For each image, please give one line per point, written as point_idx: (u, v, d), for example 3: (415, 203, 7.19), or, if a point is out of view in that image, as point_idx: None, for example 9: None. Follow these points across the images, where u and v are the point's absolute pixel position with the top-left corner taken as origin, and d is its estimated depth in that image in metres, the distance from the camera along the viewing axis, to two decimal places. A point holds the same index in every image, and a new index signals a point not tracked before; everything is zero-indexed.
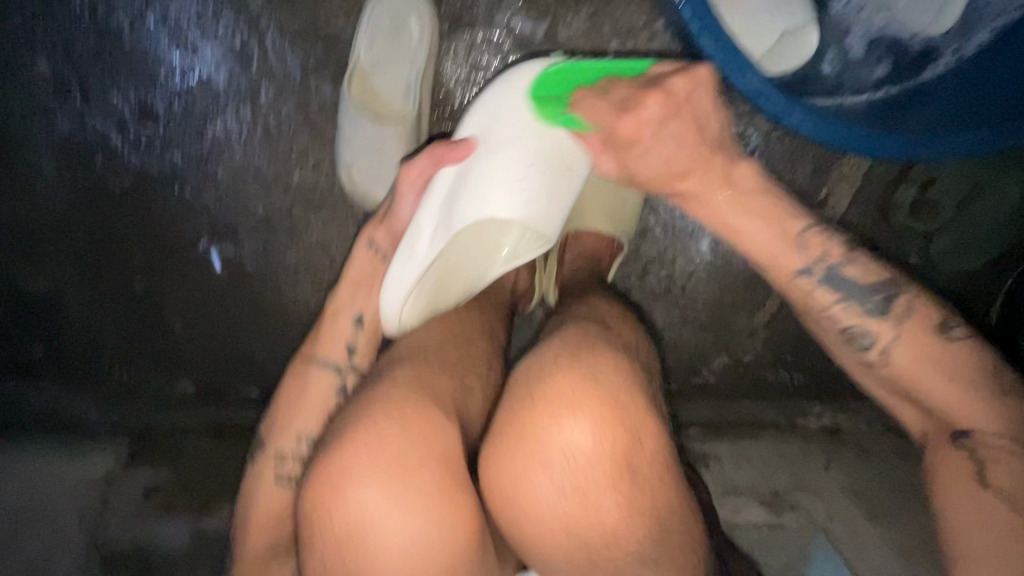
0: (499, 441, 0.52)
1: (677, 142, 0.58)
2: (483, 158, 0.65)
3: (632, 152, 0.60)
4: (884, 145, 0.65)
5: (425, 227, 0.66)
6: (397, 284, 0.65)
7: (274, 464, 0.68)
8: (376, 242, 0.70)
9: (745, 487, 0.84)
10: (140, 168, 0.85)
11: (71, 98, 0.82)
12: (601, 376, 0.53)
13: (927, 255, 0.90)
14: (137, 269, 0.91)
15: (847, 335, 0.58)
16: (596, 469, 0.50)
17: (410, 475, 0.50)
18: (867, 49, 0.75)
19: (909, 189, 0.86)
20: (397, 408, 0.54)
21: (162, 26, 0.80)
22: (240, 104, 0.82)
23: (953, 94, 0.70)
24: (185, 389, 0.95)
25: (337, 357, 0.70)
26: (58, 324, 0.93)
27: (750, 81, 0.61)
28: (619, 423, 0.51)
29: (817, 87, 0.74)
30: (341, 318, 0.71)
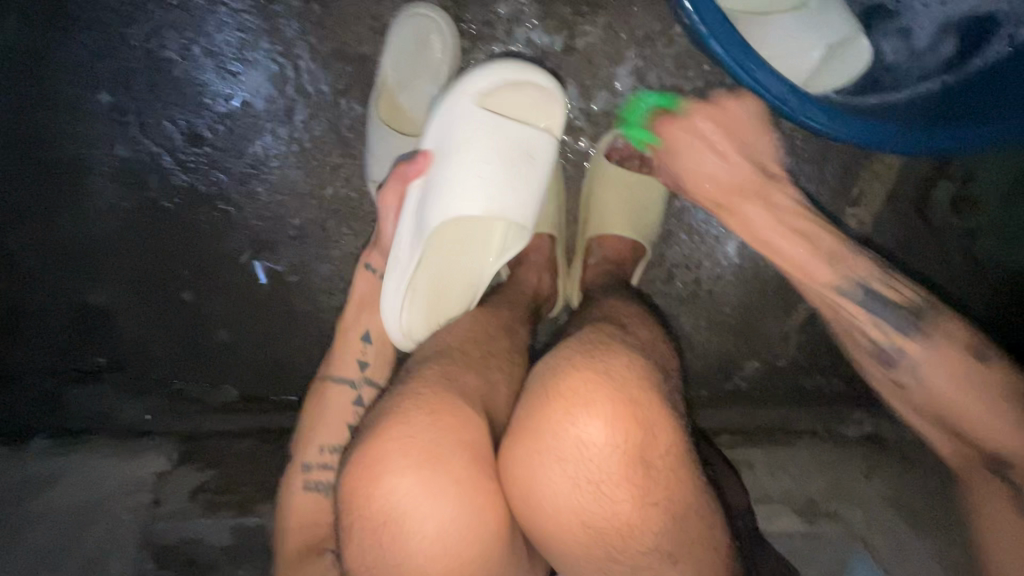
0: (517, 437, 0.52)
1: (728, 157, 0.68)
2: (450, 167, 0.67)
3: (679, 159, 0.70)
4: (945, 143, 0.64)
5: (411, 235, 0.68)
6: (395, 293, 0.68)
7: (301, 473, 0.73)
8: (372, 264, 0.75)
9: (780, 494, 0.81)
10: (189, 187, 0.92)
11: (128, 124, 0.89)
12: (614, 370, 0.53)
13: (970, 254, 0.86)
14: (185, 283, 0.97)
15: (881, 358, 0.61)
16: (611, 462, 0.51)
17: (441, 460, 0.52)
18: (933, 32, 0.74)
19: (949, 186, 0.83)
20: (422, 399, 0.56)
21: (208, 56, 0.86)
22: (278, 124, 0.88)
23: (984, 85, 0.68)
24: (229, 395, 1.02)
25: (352, 372, 0.76)
26: (116, 333, 1.00)
27: (761, 82, 0.61)
28: (631, 415, 0.52)
29: (893, 74, 0.74)
30: (352, 337, 0.76)
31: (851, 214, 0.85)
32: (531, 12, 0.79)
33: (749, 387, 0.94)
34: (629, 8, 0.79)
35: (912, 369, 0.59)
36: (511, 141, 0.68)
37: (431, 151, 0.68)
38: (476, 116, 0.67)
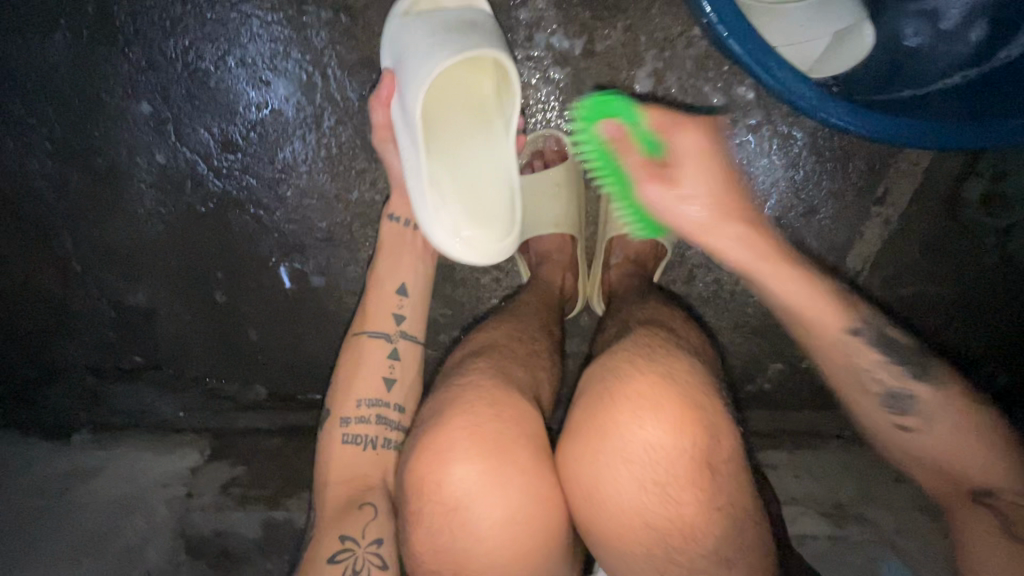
0: (583, 436, 0.54)
1: (719, 175, 0.62)
2: (404, 73, 0.68)
3: (687, 176, 0.61)
4: (976, 137, 0.63)
5: (408, 158, 0.70)
6: (423, 215, 0.69)
7: (340, 426, 0.74)
8: (398, 215, 0.79)
9: (804, 496, 0.80)
10: (222, 192, 0.96)
11: (167, 133, 0.94)
12: (679, 375, 0.55)
13: (1002, 252, 0.85)
14: (219, 284, 1.01)
15: (888, 402, 0.60)
16: (678, 465, 0.53)
17: (507, 449, 0.55)
18: (965, 14, 0.72)
19: (979, 183, 0.81)
20: (485, 392, 0.59)
21: (241, 66, 0.89)
22: (307, 131, 0.91)
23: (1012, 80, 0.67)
24: (257, 394, 1.05)
25: (388, 328, 0.78)
26: (153, 333, 1.05)
27: (782, 79, 0.61)
28: (697, 421, 0.54)
29: (918, 62, 0.73)
30: (387, 292, 0.79)
31: (876, 213, 0.84)
32: (551, 17, 0.79)
33: (773, 390, 0.93)
34: (650, 11, 0.79)
35: (922, 415, 0.59)
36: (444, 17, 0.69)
37: (391, 72, 0.72)
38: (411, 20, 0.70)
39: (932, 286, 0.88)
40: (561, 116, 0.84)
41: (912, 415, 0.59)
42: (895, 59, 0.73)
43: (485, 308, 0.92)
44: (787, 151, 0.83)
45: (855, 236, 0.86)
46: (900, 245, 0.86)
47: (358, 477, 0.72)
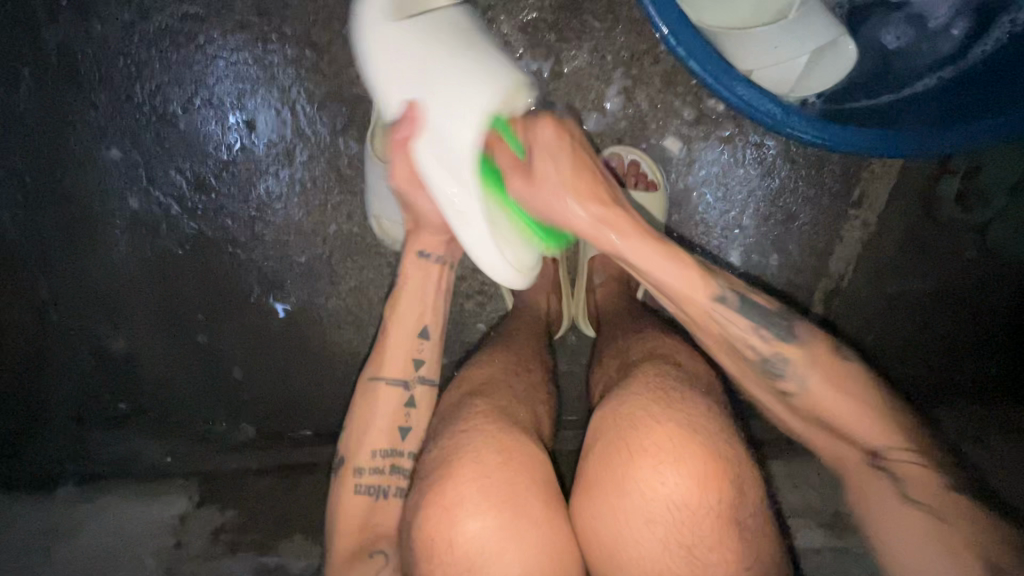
0: (601, 491, 0.53)
1: (571, 170, 0.61)
2: (442, 111, 0.61)
3: (541, 177, 0.61)
4: (939, 143, 0.65)
5: (458, 199, 0.62)
6: (486, 256, 0.64)
7: (353, 477, 0.68)
8: (427, 250, 0.71)
9: (804, 506, 0.79)
10: (198, 233, 0.95)
11: (138, 177, 0.93)
12: (700, 425, 0.54)
13: (982, 248, 0.85)
14: (201, 325, 1.00)
15: (764, 368, 0.59)
16: (704, 523, 0.52)
17: (523, 503, 0.53)
18: (951, 10, 0.72)
19: (954, 181, 0.82)
20: (493, 441, 0.57)
21: (209, 106, 0.89)
22: (280, 167, 0.90)
23: (981, 80, 0.68)
24: (245, 434, 1.03)
25: (404, 373, 0.70)
26: (135, 377, 1.03)
27: (743, 97, 0.64)
28: (722, 476, 0.52)
29: (906, 61, 0.73)
30: (409, 331, 0.71)
31: (853, 217, 0.84)
32: (517, 41, 0.80)
33: None
34: (615, 29, 0.79)
35: (796, 378, 0.58)
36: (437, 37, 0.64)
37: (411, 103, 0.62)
38: (407, 45, 0.64)
39: (916, 285, 0.87)
40: None
41: (789, 379, 0.58)
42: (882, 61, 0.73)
43: (471, 334, 0.92)
44: (762, 161, 0.83)
45: (835, 239, 0.86)
46: (880, 247, 0.86)
47: (361, 525, 0.67)
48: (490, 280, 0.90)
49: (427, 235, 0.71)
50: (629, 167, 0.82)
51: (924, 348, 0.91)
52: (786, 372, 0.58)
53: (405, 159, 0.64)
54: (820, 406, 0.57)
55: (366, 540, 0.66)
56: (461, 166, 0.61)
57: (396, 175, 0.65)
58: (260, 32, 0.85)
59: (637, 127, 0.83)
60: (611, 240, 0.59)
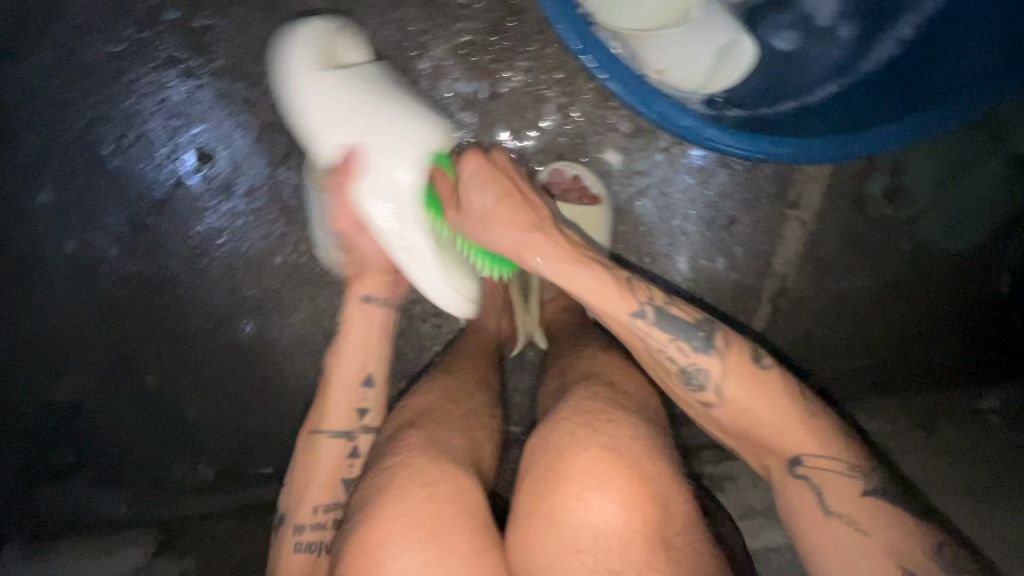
0: (530, 521, 0.54)
1: (499, 201, 0.66)
2: (381, 159, 0.67)
3: (476, 214, 0.66)
4: (864, 145, 0.66)
5: (408, 238, 0.68)
6: (437, 288, 0.70)
7: (295, 535, 0.69)
8: (372, 295, 0.72)
9: (764, 507, 0.79)
10: (139, 274, 0.92)
11: (72, 221, 0.90)
12: (623, 448, 0.55)
13: (915, 241, 0.88)
14: (150, 367, 0.96)
15: (686, 376, 0.62)
16: (631, 548, 0.53)
17: (449, 537, 0.54)
18: (833, 16, 0.79)
19: (881, 178, 0.85)
20: (422, 477, 0.57)
21: (141, 145, 0.87)
22: (220, 201, 0.88)
23: (885, 82, 0.74)
24: (204, 476, 1.00)
25: (345, 425, 0.71)
26: (81, 426, 0.98)
27: (662, 112, 0.66)
28: (646, 498, 0.54)
29: (799, 66, 0.78)
30: (352, 382, 0.72)
31: (792, 217, 0.87)
32: (451, 64, 0.80)
33: None
34: (546, 49, 0.80)
35: (713, 386, 0.61)
36: (358, 85, 0.69)
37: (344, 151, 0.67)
38: (330, 94, 0.68)
39: (857, 279, 0.90)
40: None
41: (707, 388, 0.62)
42: (778, 65, 0.78)
43: (427, 358, 0.91)
44: (702, 168, 0.85)
45: (776, 240, 0.88)
46: (819, 245, 0.88)
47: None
48: None
49: (372, 278, 0.73)
50: (571, 183, 0.83)
51: (868, 339, 0.93)
52: (703, 381, 0.62)
53: (346, 203, 0.69)
54: (741, 410, 0.61)
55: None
56: (408, 209, 0.67)
57: (339, 221, 0.70)
58: (190, 67, 0.84)
59: (576, 143, 0.84)
60: (535, 260, 0.64)
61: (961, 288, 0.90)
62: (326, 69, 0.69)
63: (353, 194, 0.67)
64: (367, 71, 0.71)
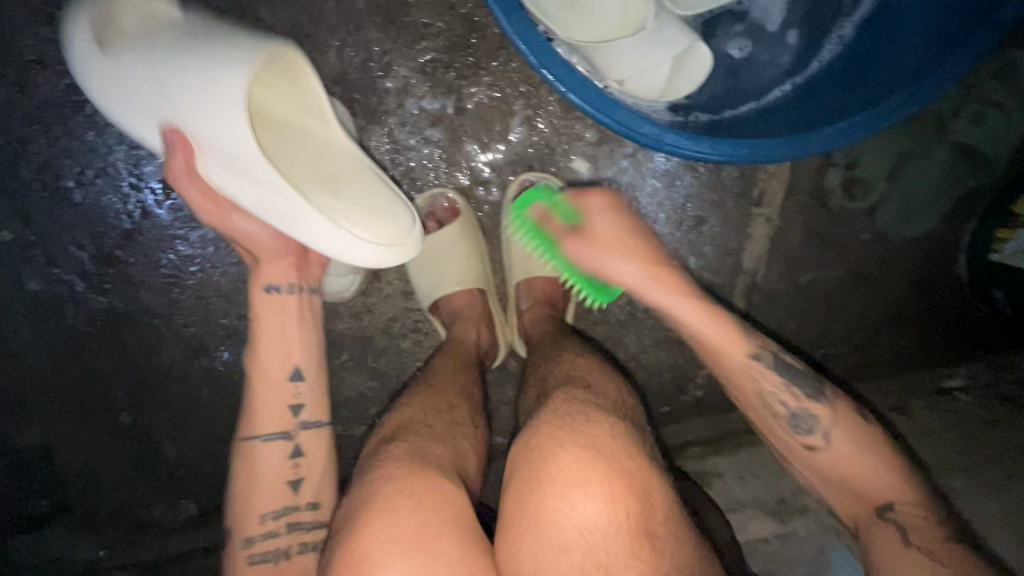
0: (517, 523, 0.54)
1: (618, 232, 0.70)
2: (201, 118, 0.55)
3: (586, 241, 0.70)
4: (822, 141, 0.68)
5: (276, 200, 0.58)
6: (325, 240, 0.59)
7: (244, 548, 0.68)
8: (276, 284, 0.68)
9: (751, 499, 0.81)
10: (109, 308, 0.90)
11: (34, 258, 0.87)
12: (603, 445, 0.56)
13: (874, 231, 0.91)
14: (125, 404, 0.94)
15: (792, 425, 0.65)
16: (618, 541, 0.53)
17: (432, 548, 0.53)
18: (783, 19, 0.80)
19: (838, 172, 0.88)
20: (404, 485, 0.57)
21: (105, 177, 0.85)
22: (190, 230, 0.87)
23: (833, 82, 0.77)
24: (186, 512, 0.97)
25: (284, 426, 0.69)
26: (52, 471, 0.95)
27: (622, 119, 0.67)
28: (628, 491, 0.54)
29: (753, 71, 0.81)
30: (277, 380, 0.69)
31: (757, 214, 0.90)
32: (416, 82, 0.81)
33: (706, 396, 0.95)
34: (509, 64, 0.81)
35: (823, 433, 0.64)
36: (154, 45, 0.58)
37: (171, 126, 0.59)
38: (128, 66, 0.58)
39: (823, 271, 0.93)
40: (451, 176, 0.86)
41: (815, 433, 0.64)
42: (732, 72, 0.81)
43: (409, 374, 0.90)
44: (668, 172, 0.87)
45: (744, 238, 0.91)
46: (786, 240, 0.91)
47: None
48: (422, 316, 0.89)
49: (273, 266, 0.68)
50: (541, 193, 0.85)
51: (838, 327, 0.96)
52: (811, 427, 0.64)
53: (202, 185, 0.62)
54: (846, 461, 0.63)
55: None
56: (255, 170, 0.57)
57: (206, 212, 0.63)
58: None
59: (545, 153, 0.86)
60: (644, 295, 0.68)
61: (921, 274, 0.94)
62: (118, 42, 0.60)
63: (201, 171, 0.60)
64: (170, 23, 0.61)
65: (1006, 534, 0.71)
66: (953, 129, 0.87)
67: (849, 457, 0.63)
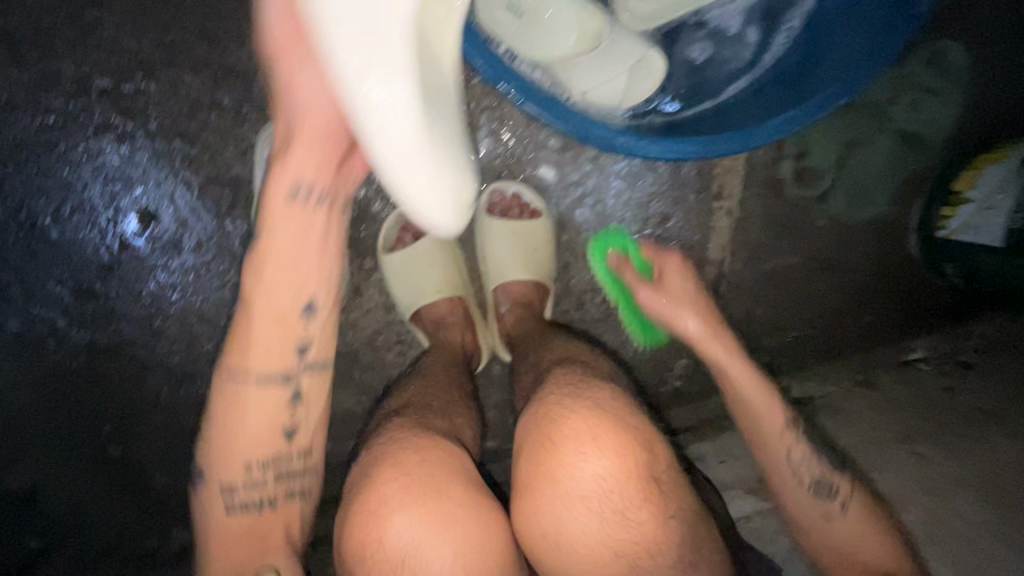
0: (531, 479, 0.56)
1: (690, 295, 0.80)
2: None
3: (665, 296, 0.80)
4: (770, 131, 0.70)
5: (385, 102, 0.53)
6: (403, 157, 0.55)
7: (224, 493, 0.69)
8: (304, 186, 0.61)
9: (733, 479, 0.84)
10: (91, 342, 0.90)
11: (14, 297, 0.88)
12: (606, 404, 0.58)
13: (830, 216, 0.96)
14: (113, 434, 0.94)
15: (815, 488, 0.71)
16: (628, 487, 0.55)
17: (445, 489, 0.56)
18: (743, 21, 0.85)
19: (790, 163, 0.93)
20: (416, 447, 0.59)
21: (82, 212, 0.86)
22: (169, 258, 0.88)
23: (779, 77, 0.81)
24: (178, 543, 0.97)
25: (287, 364, 0.68)
26: (40, 511, 0.94)
27: (578, 125, 0.70)
28: (634, 442, 0.56)
29: (712, 72, 0.86)
30: (282, 321, 0.66)
31: (719, 207, 0.94)
32: None
33: (685, 385, 0.99)
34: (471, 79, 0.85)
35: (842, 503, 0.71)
36: None
37: None
38: None
39: (786, 257, 0.98)
40: None
41: (834, 501, 0.71)
42: (695, 73, 0.86)
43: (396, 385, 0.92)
44: (631, 172, 0.91)
45: (708, 230, 0.95)
46: (747, 230, 0.95)
47: (252, 554, 0.71)
48: (404, 326, 0.91)
49: (302, 161, 0.60)
50: (512, 200, 0.89)
51: (806, 311, 1.00)
52: (833, 493, 0.71)
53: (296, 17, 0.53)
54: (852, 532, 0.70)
55: (259, 565, 0.70)
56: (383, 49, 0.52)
57: (278, 39, 0.54)
58: (124, 130, 0.85)
59: (512, 162, 0.89)
60: (720, 357, 0.75)
61: (880, 253, 0.99)
62: None
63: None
64: None
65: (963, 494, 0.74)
66: (893, 117, 0.93)
67: (854, 528, 0.70)
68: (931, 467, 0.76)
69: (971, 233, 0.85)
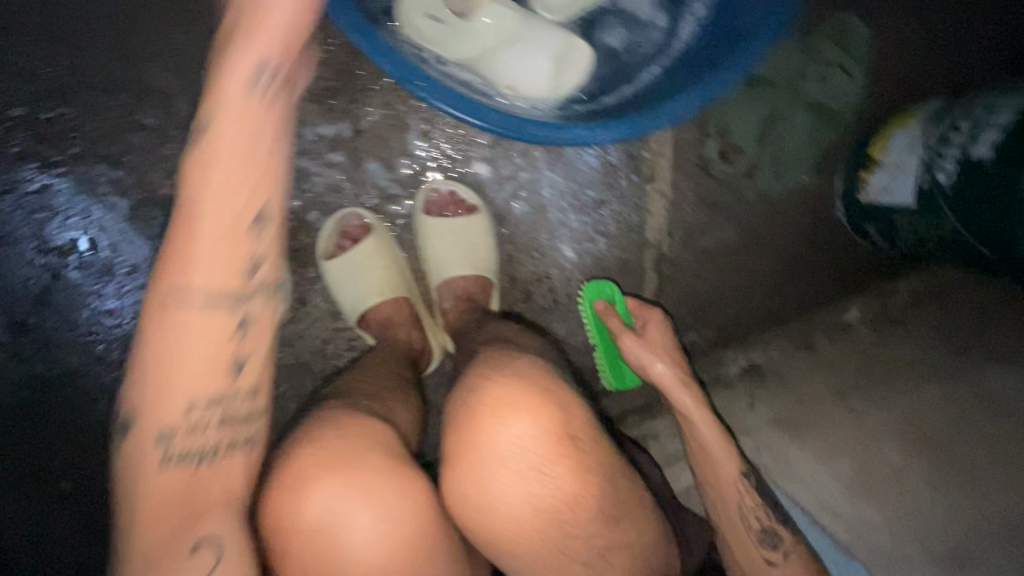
0: (451, 443, 0.57)
1: (669, 351, 0.80)
2: None
3: (646, 348, 0.79)
4: (672, 113, 0.73)
5: None
6: None
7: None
8: (259, 79, 0.65)
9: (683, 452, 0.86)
10: (30, 376, 0.88)
11: None
12: (522, 371, 0.60)
13: (758, 190, 1.00)
14: (59, 472, 0.90)
15: (760, 535, 0.68)
16: (545, 445, 0.56)
17: (366, 458, 0.57)
18: (654, 6, 0.88)
19: (713, 143, 0.97)
20: (339, 424, 0.60)
21: (9, 244, 0.85)
22: (104, 285, 0.87)
23: (689, 59, 0.84)
24: None
25: (217, 359, 0.62)
26: None
27: (487, 119, 0.71)
28: (551, 404, 0.58)
29: (628, 56, 0.88)
30: (239, 219, 0.64)
31: (652, 190, 0.97)
32: (310, 111, 0.86)
33: None
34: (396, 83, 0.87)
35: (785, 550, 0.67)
36: None
37: None
38: None
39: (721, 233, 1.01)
40: (360, 195, 0.89)
41: (777, 549, 0.67)
42: (614, 58, 0.88)
43: None
44: (563, 162, 0.93)
45: (644, 213, 0.97)
46: (681, 210, 0.99)
47: (165, 549, 0.56)
48: (353, 332, 0.91)
49: (267, 41, 0.65)
50: (446, 199, 0.90)
51: (746, 283, 1.03)
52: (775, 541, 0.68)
53: None
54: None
55: (183, 542, 0.56)
56: None
57: None
58: (48, 159, 0.84)
59: (445, 161, 0.91)
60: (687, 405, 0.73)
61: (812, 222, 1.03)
62: None
63: None
64: None
65: (891, 443, 0.74)
66: (806, 91, 0.98)
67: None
68: (866, 420, 0.76)
69: (885, 197, 0.90)
